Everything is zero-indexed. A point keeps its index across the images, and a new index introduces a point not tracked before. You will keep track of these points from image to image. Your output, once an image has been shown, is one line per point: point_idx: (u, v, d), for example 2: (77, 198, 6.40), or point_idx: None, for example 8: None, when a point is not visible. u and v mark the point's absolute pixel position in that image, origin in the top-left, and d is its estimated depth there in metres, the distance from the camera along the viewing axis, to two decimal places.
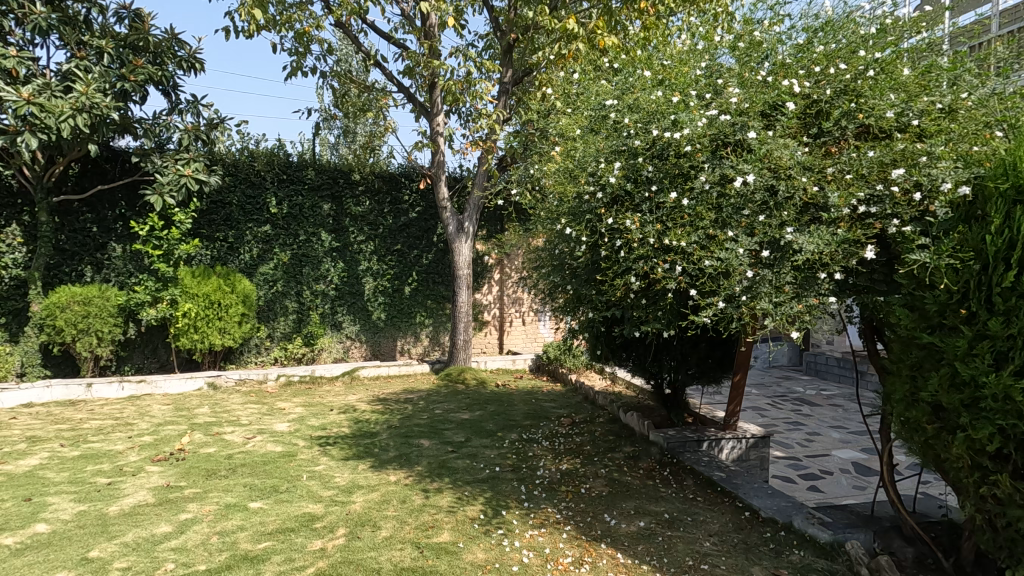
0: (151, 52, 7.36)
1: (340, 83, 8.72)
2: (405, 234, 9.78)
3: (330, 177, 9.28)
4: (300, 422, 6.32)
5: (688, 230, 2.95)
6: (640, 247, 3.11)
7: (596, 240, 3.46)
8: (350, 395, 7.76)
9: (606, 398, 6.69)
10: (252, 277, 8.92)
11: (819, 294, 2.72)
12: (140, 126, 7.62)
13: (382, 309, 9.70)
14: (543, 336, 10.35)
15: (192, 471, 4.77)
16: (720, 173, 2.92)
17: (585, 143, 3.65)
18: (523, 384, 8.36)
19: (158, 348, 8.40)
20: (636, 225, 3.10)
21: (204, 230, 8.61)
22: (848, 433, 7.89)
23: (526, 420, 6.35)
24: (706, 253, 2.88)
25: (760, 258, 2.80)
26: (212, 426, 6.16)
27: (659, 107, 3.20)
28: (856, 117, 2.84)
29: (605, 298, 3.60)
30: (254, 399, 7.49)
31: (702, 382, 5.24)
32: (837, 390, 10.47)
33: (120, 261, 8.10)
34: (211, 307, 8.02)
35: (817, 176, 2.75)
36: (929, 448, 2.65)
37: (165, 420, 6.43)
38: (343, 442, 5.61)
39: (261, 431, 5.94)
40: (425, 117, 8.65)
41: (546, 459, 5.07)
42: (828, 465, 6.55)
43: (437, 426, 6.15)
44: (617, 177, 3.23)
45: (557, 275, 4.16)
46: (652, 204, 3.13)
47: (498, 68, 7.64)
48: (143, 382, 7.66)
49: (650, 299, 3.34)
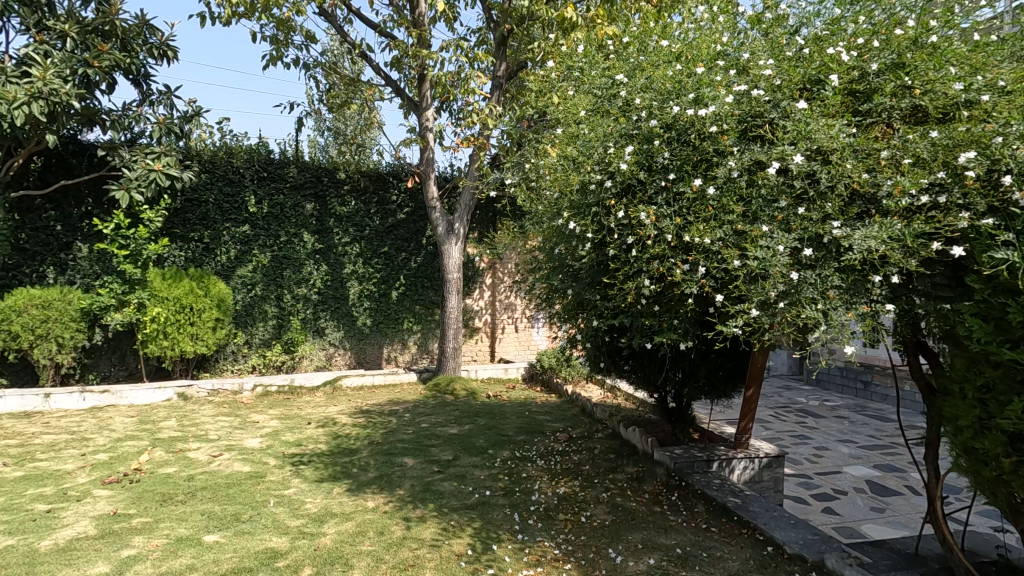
0: (119, 38, 6.86)
1: (324, 75, 8.25)
2: (393, 235, 9.31)
3: (314, 175, 8.81)
4: (274, 437, 5.82)
5: (713, 225, 2.51)
6: (655, 245, 2.67)
7: (604, 237, 2.99)
8: (331, 406, 7.27)
9: (605, 411, 6.24)
10: (229, 280, 8.41)
11: (870, 300, 2.29)
12: (107, 117, 7.10)
13: (367, 315, 9.21)
14: (536, 343, 9.88)
15: (144, 496, 4.25)
16: (749, 159, 2.52)
17: (588, 129, 3.21)
18: (516, 395, 7.89)
19: (127, 355, 7.84)
20: (650, 219, 2.66)
21: (178, 230, 8.08)
22: (857, 447, 7.50)
23: (519, 435, 5.88)
24: (737, 252, 2.45)
25: (800, 258, 2.37)
26: (176, 442, 5.64)
27: (680, 84, 2.77)
28: (912, 93, 2.43)
29: (612, 304, 3.14)
30: (226, 411, 6.97)
31: (711, 396, 4.82)
32: (841, 400, 10.11)
33: (86, 262, 7.57)
34: (183, 312, 7.49)
35: (868, 161, 2.35)
36: (1002, 484, 2.24)
37: (126, 435, 5.90)
38: (319, 460, 5.11)
39: (229, 449, 5.43)
40: (414, 112, 8.19)
41: (542, 481, 4.60)
42: (842, 485, 6.13)
43: (422, 442, 5.66)
44: (629, 163, 2.77)
45: (556, 277, 3.69)
46: (668, 195, 2.69)
47: (491, 61, 7.20)
48: (107, 393, 7.11)
49: (665, 306, 2.90)
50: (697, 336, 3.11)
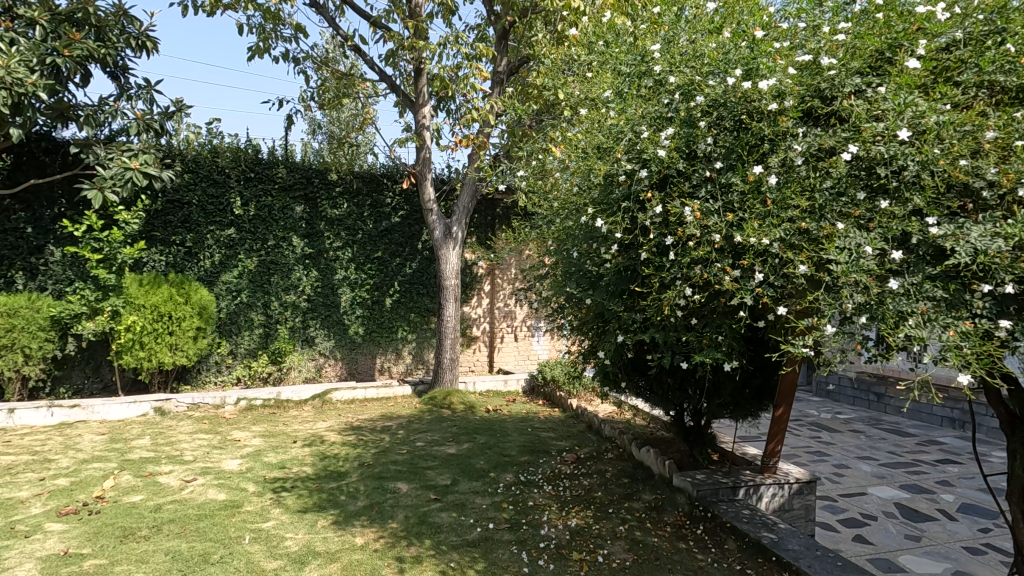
0: (95, 28, 6.40)
1: (315, 69, 7.79)
2: (386, 240, 8.85)
3: (304, 176, 8.36)
4: (255, 459, 5.33)
5: (771, 223, 2.11)
6: (699, 246, 2.24)
7: (634, 238, 2.59)
8: (319, 422, 6.78)
9: (614, 429, 5.80)
10: (213, 287, 7.92)
11: (973, 315, 1.86)
12: (81, 112, 6.66)
13: (359, 323, 8.73)
14: (537, 353, 9.41)
15: (102, 532, 3.76)
16: (814, 143, 2.13)
17: (616, 113, 2.79)
18: (517, 409, 7.43)
19: (101, 367, 7.34)
20: (695, 216, 2.23)
21: (158, 233, 7.61)
22: (880, 465, 7.07)
23: (522, 456, 5.42)
24: (804, 255, 2.04)
25: (886, 261, 1.95)
26: (147, 464, 5.14)
27: (728, 56, 2.36)
28: (1014, 63, 1.99)
29: (640, 317, 2.72)
30: (206, 428, 6.46)
31: (735, 415, 4.36)
32: (854, 413, 9.70)
33: (58, 267, 7.06)
34: (161, 321, 6.99)
35: (970, 143, 1.91)
36: None
37: (93, 456, 5.39)
38: (303, 486, 4.63)
39: (205, 472, 4.94)
40: (409, 109, 7.77)
41: (550, 512, 4.13)
42: (870, 508, 5.67)
43: (417, 463, 5.18)
44: (668, 149, 2.36)
45: (572, 284, 3.25)
46: (714, 187, 2.28)
47: (492, 53, 6.72)
48: (77, 408, 6.60)
49: (708, 318, 2.49)
50: (738, 356, 2.69)
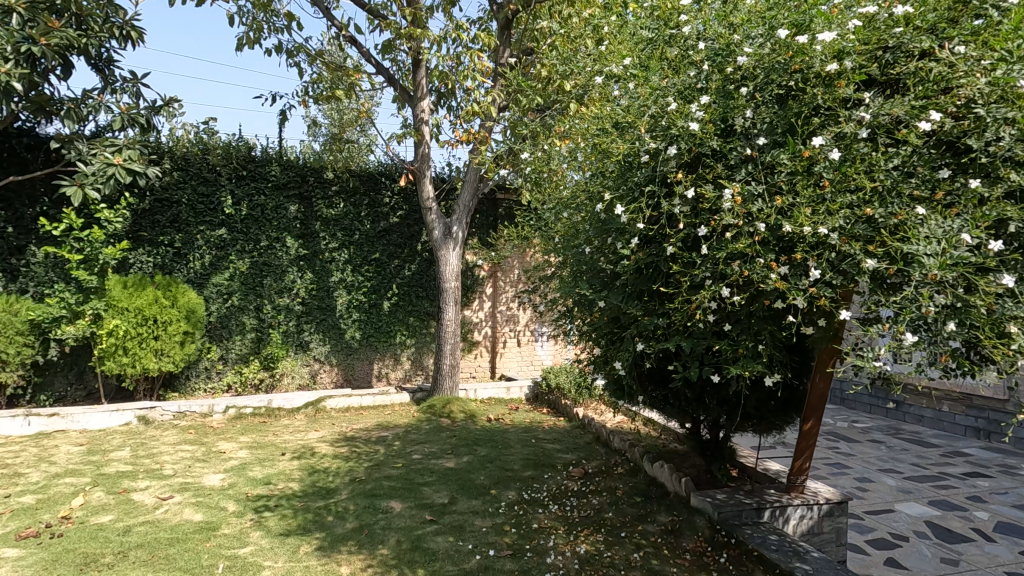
0: (76, 17, 6.09)
1: (310, 60, 7.43)
2: (385, 241, 8.52)
3: (298, 174, 8.01)
4: (239, 473, 4.97)
5: (826, 213, 1.99)
6: (739, 238, 2.10)
7: (659, 229, 2.43)
8: (312, 432, 6.42)
9: (623, 440, 5.42)
10: (203, 289, 7.58)
11: None
12: (62, 106, 6.33)
13: (356, 327, 8.38)
14: (541, 359, 9.04)
15: (61, 559, 3.39)
16: (882, 111, 2.05)
17: (640, 86, 2.73)
18: (520, 418, 7.06)
19: (85, 373, 7.00)
20: (736, 198, 2.11)
21: (146, 233, 7.28)
22: (904, 479, 6.66)
23: (526, 470, 5.05)
24: (875, 247, 1.99)
25: (984, 252, 1.89)
26: (122, 479, 4.78)
27: (774, 13, 2.32)
28: None
29: (665, 323, 2.44)
30: (191, 439, 6.10)
31: (759, 430, 3.96)
32: (871, 422, 9.30)
33: (40, 268, 6.73)
34: (145, 325, 6.65)
35: None
36: None
37: (66, 470, 5.03)
38: (289, 505, 4.26)
39: (184, 489, 4.58)
40: (408, 103, 7.43)
41: (557, 536, 3.76)
42: (899, 527, 5.28)
43: (412, 479, 4.81)
44: (703, 121, 2.29)
45: (584, 285, 2.93)
46: (756, 166, 2.18)
47: (493, 41, 6.31)
48: (57, 416, 6.25)
49: (744, 324, 2.28)
50: (772, 371, 2.38)
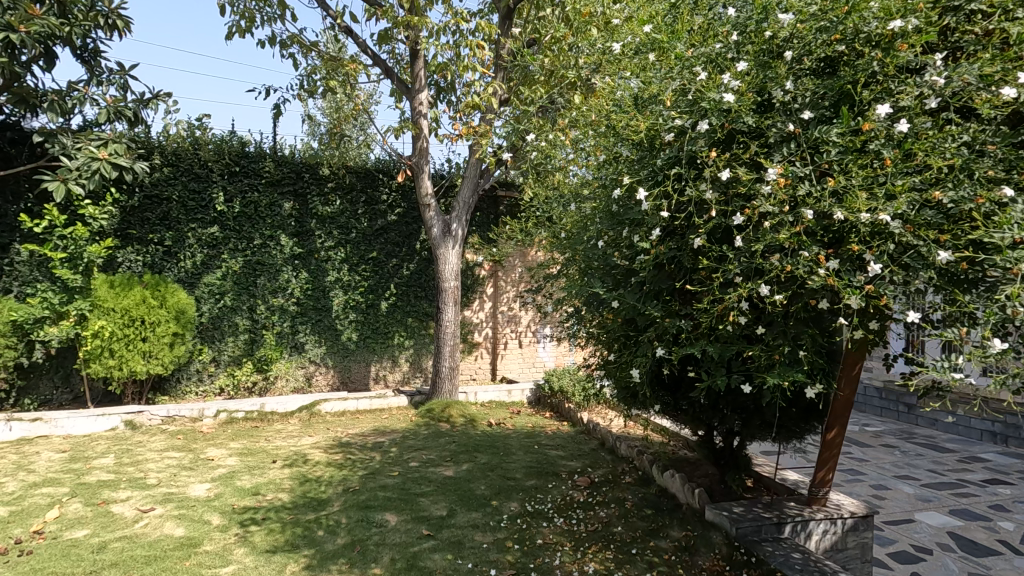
0: (58, 4, 5.83)
1: (305, 52, 7.17)
2: (383, 239, 8.27)
3: (292, 170, 7.75)
4: (226, 482, 4.71)
5: (882, 198, 1.92)
6: (784, 227, 2.01)
7: (686, 217, 2.33)
8: (305, 437, 6.17)
9: (631, 447, 5.17)
10: (195, 289, 7.33)
11: None
12: (45, 98, 6.08)
13: (353, 328, 8.13)
14: (543, 361, 8.78)
15: None
16: (950, 81, 1.99)
17: (662, 56, 2.70)
18: (522, 422, 6.79)
19: (71, 375, 6.75)
20: (779, 178, 2.01)
21: (135, 231, 7.04)
22: (922, 486, 6.40)
23: (529, 479, 4.79)
24: (946, 234, 1.91)
25: None
26: (102, 489, 4.53)
27: None
28: None
29: (691, 325, 2.32)
30: (179, 445, 5.83)
31: (777, 439, 3.71)
32: (883, 425, 9.04)
33: (24, 267, 6.47)
34: (133, 326, 6.39)
35: None
36: None
37: (45, 479, 4.78)
38: (278, 518, 4.01)
39: (166, 500, 4.32)
40: (406, 96, 7.17)
41: (563, 555, 3.50)
42: (921, 539, 5.01)
43: (409, 489, 4.55)
44: (739, 89, 2.22)
45: (597, 284, 2.74)
46: (798, 144, 2.12)
47: (494, 29, 6.04)
48: (40, 421, 5.99)
49: (781, 326, 2.17)
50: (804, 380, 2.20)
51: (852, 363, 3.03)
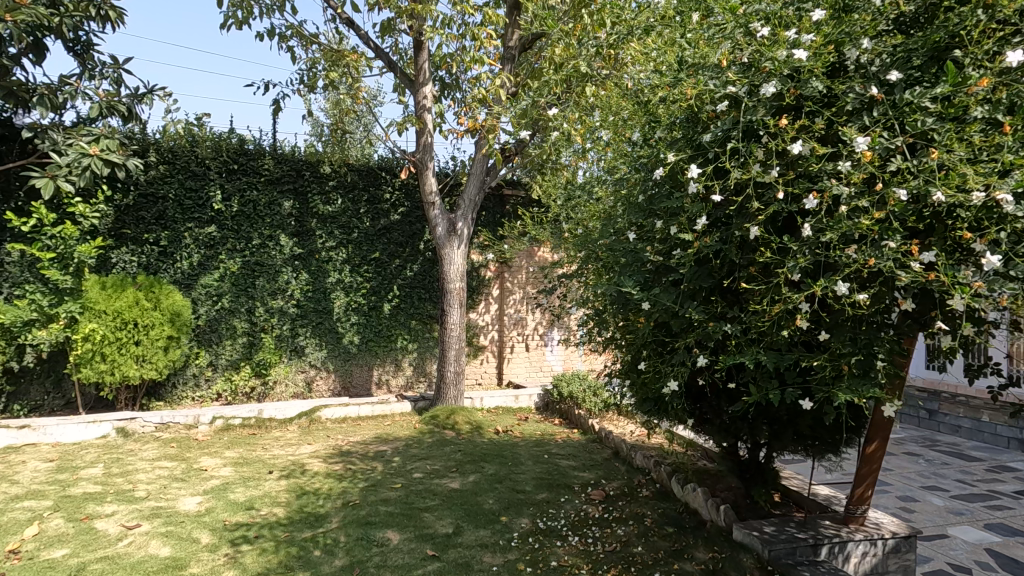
0: None
1: (304, 45, 6.91)
2: (385, 239, 8.00)
3: (292, 168, 7.50)
4: (218, 495, 4.44)
5: (991, 171, 1.89)
6: (867, 212, 1.99)
7: (744, 198, 2.31)
8: (305, 445, 5.90)
9: (647, 458, 4.88)
10: (191, 291, 7.07)
11: None
12: (34, 92, 5.85)
13: (355, 331, 7.86)
14: (551, 365, 8.48)
15: None
16: None
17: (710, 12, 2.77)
18: (531, 429, 6.52)
19: (63, 380, 6.50)
20: (868, 145, 1.98)
21: (130, 230, 6.80)
22: (952, 498, 6.06)
23: (540, 492, 4.51)
24: None
25: None
26: (87, 503, 4.26)
27: None
28: None
29: (748, 325, 2.28)
30: (172, 454, 5.57)
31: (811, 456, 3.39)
32: (903, 432, 8.71)
33: (15, 268, 6.23)
34: (125, 329, 6.14)
35: None
36: None
37: (29, 491, 4.52)
38: (271, 536, 3.73)
39: (154, 515, 4.05)
40: (410, 89, 6.91)
41: None
42: (958, 557, 4.68)
43: (411, 503, 4.26)
44: (813, 40, 2.21)
45: (630, 281, 2.66)
46: (877, 109, 2.10)
47: (501, 19, 5.77)
48: (28, 428, 5.75)
49: (851, 331, 2.16)
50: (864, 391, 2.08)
51: (907, 369, 2.62)
